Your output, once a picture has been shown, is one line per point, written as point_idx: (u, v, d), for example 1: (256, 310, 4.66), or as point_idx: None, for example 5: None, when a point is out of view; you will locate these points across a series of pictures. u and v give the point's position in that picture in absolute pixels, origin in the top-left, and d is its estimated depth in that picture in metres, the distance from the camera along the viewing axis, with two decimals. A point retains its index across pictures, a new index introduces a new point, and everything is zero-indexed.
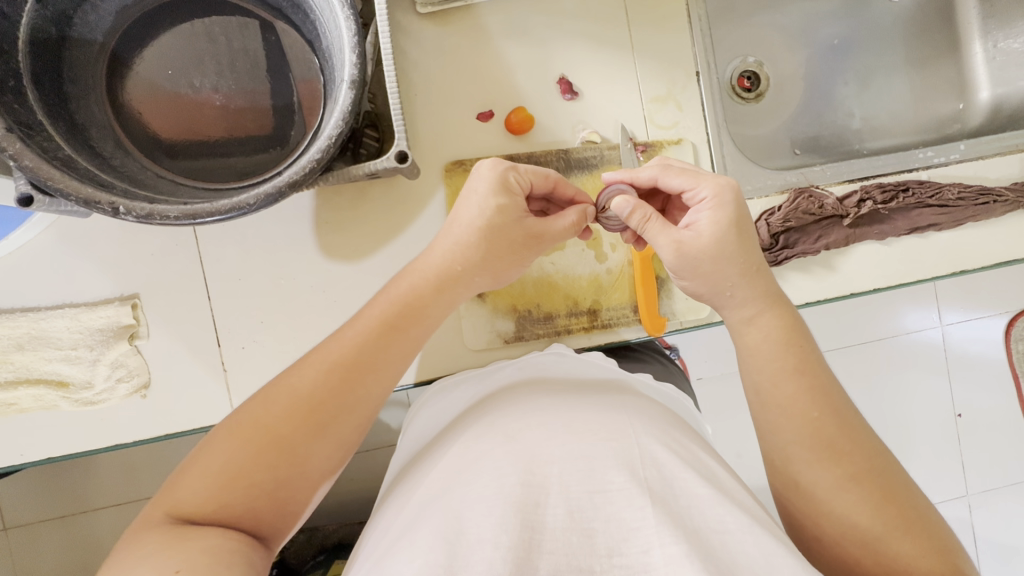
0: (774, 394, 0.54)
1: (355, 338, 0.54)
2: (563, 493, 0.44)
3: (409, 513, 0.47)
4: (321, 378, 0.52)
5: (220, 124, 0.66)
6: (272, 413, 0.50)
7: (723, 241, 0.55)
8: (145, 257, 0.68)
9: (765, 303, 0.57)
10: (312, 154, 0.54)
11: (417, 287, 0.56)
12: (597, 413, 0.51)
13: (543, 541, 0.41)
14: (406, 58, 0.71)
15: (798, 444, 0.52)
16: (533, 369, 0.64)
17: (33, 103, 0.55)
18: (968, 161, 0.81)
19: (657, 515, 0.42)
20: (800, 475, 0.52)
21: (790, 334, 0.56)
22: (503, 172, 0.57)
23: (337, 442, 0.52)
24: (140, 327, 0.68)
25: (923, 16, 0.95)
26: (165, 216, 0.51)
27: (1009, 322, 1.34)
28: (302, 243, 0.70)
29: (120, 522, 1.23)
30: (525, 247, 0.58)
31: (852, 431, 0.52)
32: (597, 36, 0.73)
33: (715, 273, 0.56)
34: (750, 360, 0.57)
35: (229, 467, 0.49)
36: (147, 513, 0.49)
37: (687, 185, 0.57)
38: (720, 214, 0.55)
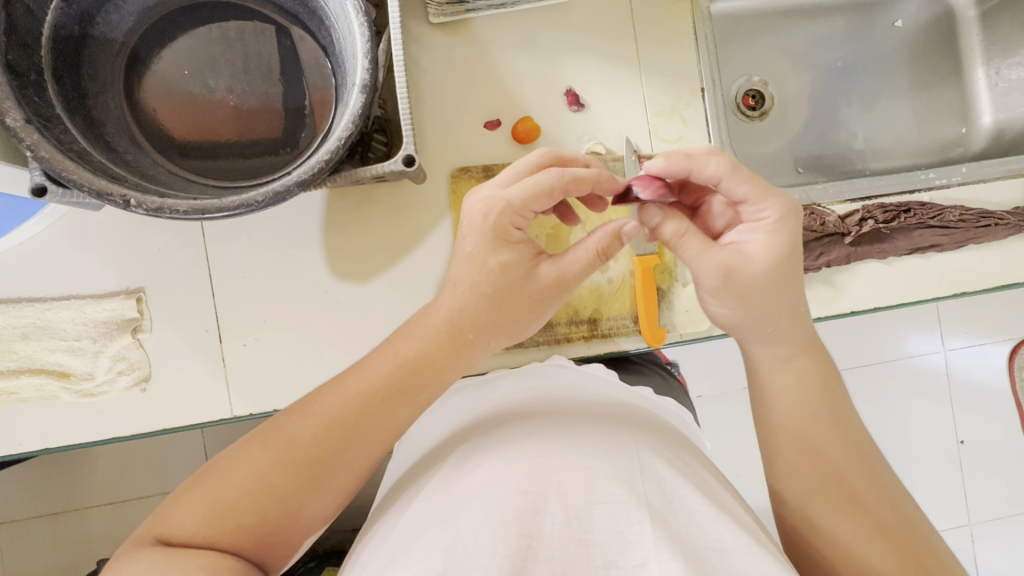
0: (795, 440, 0.54)
1: (357, 396, 0.52)
2: (560, 502, 0.44)
3: (406, 524, 0.47)
4: (320, 433, 0.52)
5: (233, 124, 0.67)
6: (271, 459, 0.51)
7: (776, 268, 0.51)
8: (151, 253, 0.69)
9: (791, 352, 0.54)
10: (322, 154, 0.56)
11: (425, 348, 0.53)
12: (598, 430, 0.51)
13: (540, 549, 0.41)
14: (417, 67, 0.72)
15: (818, 487, 0.52)
16: (538, 387, 0.62)
17: (52, 97, 0.56)
18: (971, 183, 0.81)
19: (655, 530, 0.41)
20: (819, 519, 0.52)
21: (819, 381, 0.55)
22: (496, 220, 0.52)
23: (334, 493, 0.53)
24: (144, 320, 0.68)
25: (927, 41, 0.97)
26: (174, 210, 0.53)
27: (1012, 349, 1.33)
28: (308, 245, 0.71)
29: (113, 523, 1.22)
30: (544, 301, 0.54)
31: (877, 480, 0.52)
32: (605, 50, 0.75)
33: (763, 303, 0.51)
34: (774, 404, 0.55)
35: (225, 503, 0.50)
36: (141, 532, 0.52)
37: (751, 197, 0.51)
38: (776, 239, 0.51)
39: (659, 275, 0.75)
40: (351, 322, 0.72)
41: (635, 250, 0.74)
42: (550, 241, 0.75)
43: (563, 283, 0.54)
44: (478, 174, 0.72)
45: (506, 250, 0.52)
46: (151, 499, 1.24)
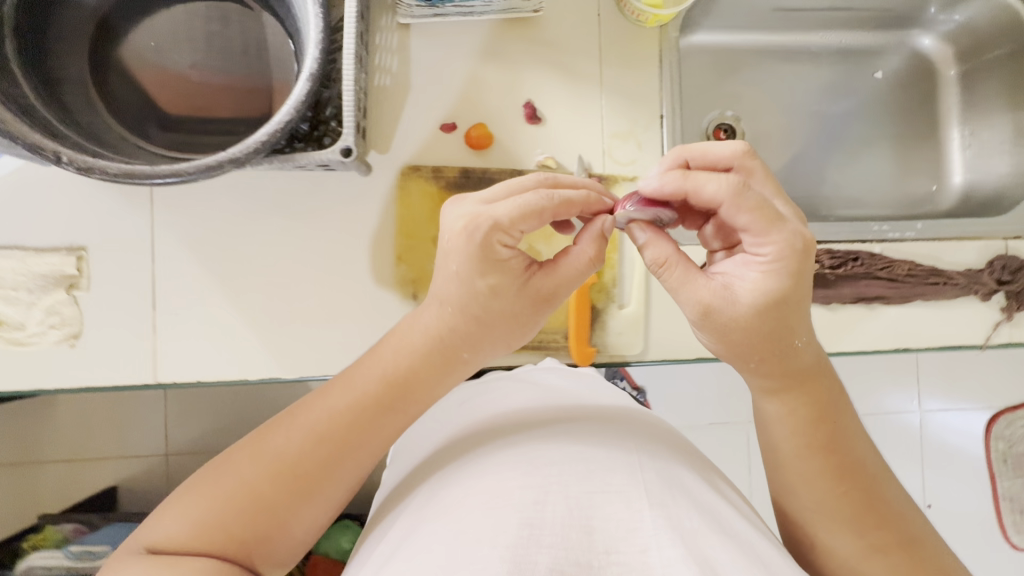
0: (791, 469, 0.51)
1: (346, 410, 0.51)
2: (562, 491, 0.41)
3: (401, 524, 0.45)
4: (306, 445, 0.50)
5: (193, 100, 0.69)
6: (255, 471, 0.49)
7: (763, 310, 0.47)
8: (97, 213, 0.70)
9: (782, 385, 0.51)
10: (258, 135, 0.57)
11: (417, 363, 0.52)
12: (601, 429, 0.49)
13: (541, 536, 0.38)
14: (380, 63, 0.73)
15: (822, 514, 0.50)
16: (538, 389, 0.60)
17: (9, 52, 0.58)
18: (924, 240, 0.80)
19: (655, 516, 0.40)
20: (820, 538, 0.51)
21: (824, 408, 0.51)
22: (487, 237, 0.49)
23: (324, 506, 0.51)
24: (82, 278, 0.70)
25: (907, 95, 0.97)
26: (104, 171, 0.54)
27: (992, 418, 1.32)
28: (254, 223, 0.73)
29: (69, 477, 1.32)
30: (536, 312, 0.53)
31: (883, 503, 0.50)
32: (568, 68, 0.76)
33: (745, 340, 0.48)
34: (772, 420, 0.52)
35: (208, 518, 0.48)
36: (131, 542, 0.50)
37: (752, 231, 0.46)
38: (768, 281, 0.46)
39: (595, 294, 0.75)
40: (286, 306, 0.73)
41: None
42: None
43: (555, 292, 0.53)
44: (428, 173, 0.74)
45: (495, 269, 0.50)
46: (107, 462, 1.33)
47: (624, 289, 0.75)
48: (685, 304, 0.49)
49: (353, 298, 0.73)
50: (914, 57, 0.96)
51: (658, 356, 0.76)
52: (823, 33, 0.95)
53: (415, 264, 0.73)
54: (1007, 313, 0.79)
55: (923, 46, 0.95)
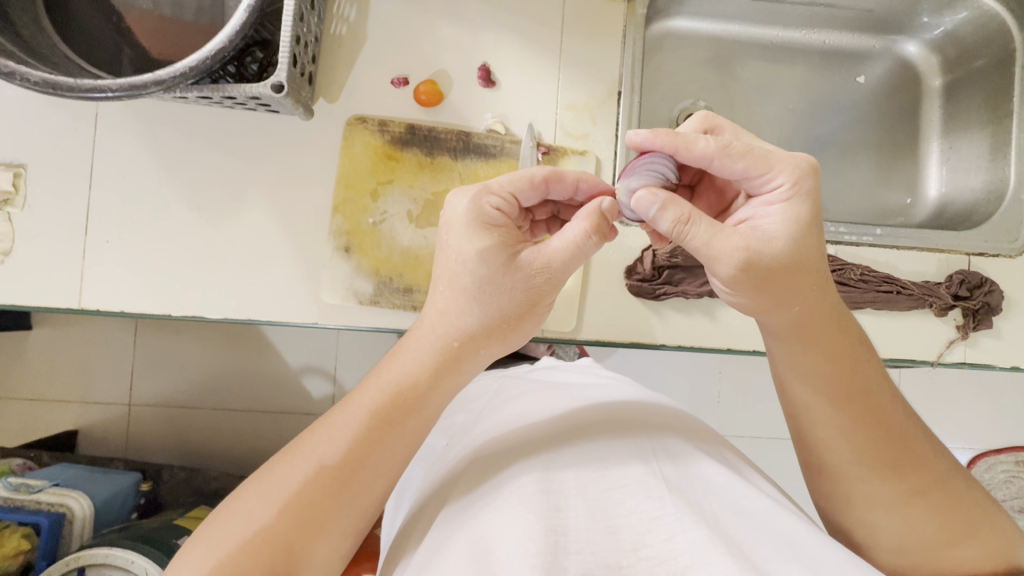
0: (822, 423, 0.54)
1: (345, 432, 0.51)
2: (581, 498, 0.46)
3: (439, 531, 0.48)
4: (312, 476, 0.50)
5: (148, 31, 0.69)
6: (269, 506, 0.50)
7: (798, 242, 0.49)
8: (39, 133, 0.70)
9: (810, 334, 0.52)
10: (188, 61, 0.57)
11: (412, 373, 0.53)
12: (612, 423, 0.54)
13: (569, 543, 0.42)
14: (337, 10, 0.73)
15: (855, 463, 0.53)
16: (551, 386, 0.66)
17: None
18: (883, 247, 0.77)
19: (674, 501, 0.44)
20: (854, 489, 0.54)
21: (848, 353, 0.53)
22: (478, 200, 0.52)
23: (341, 533, 0.52)
24: (17, 197, 0.70)
25: (890, 103, 0.94)
26: (25, 78, 0.54)
27: (971, 458, 1.33)
28: (194, 159, 0.72)
29: (30, 416, 1.33)
30: (539, 300, 0.53)
31: (909, 445, 0.53)
32: (528, 34, 0.74)
33: (783, 286, 0.49)
34: (796, 383, 0.55)
35: (237, 561, 0.48)
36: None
37: (758, 169, 0.50)
38: (792, 208, 0.49)
39: None
40: (218, 245, 0.72)
41: None
42: (427, 207, 0.72)
43: (550, 271, 0.52)
44: (374, 126, 0.72)
45: (490, 235, 0.52)
46: (69, 407, 1.34)
47: None
48: (723, 255, 0.48)
49: (288, 245, 0.72)
50: (899, 64, 0.93)
51: (590, 336, 0.74)
52: (807, 31, 0.92)
53: (350, 216, 0.72)
54: (962, 331, 0.76)
55: (909, 52, 0.93)
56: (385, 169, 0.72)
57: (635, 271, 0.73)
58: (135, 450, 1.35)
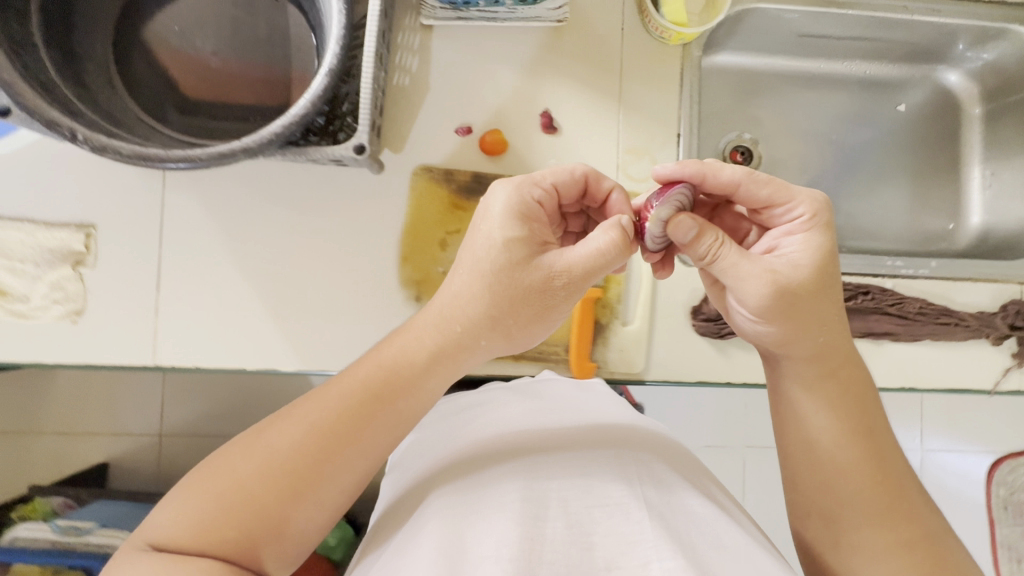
0: (826, 460, 0.53)
1: (337, 404, 0.51)
2: (561, 508, 0.46)
3: (408, 532, 0.47)
4: (299, 441, 0.49)
5: (214, 87, 0.69)
6: (248, 468, 0.48)
7: (823, 269, 0.52)
8: (110, 193, 0.71)
9: (827, 369, 0.54)
10: (273, 127, 0.57)
11: (412, 351, 0.53)
12: (599, 443, 0.52)
13: (543, 552, 0.42)
14: (401, 61, 0.73)
15: (851, 504, 0.52)
16: (535, 393, 0.64)
17: (34, 26, 0.58)
18: (939, 278, 0.79)
19: (655, 528, 0.43)
20: (846, 534, 0.52)
21: (852, 395, 0.55)
22: (525, 192, 0.55)
23: (324, 506, 0.50)
24: (89, 256, 0.70)
25: (930, 129, 0.96)
26: (117, 151, 0.54)
27: (993, 462, 1.36)
28: (261, 213, 0.72)
29: (60, 452, 1.30)
30: (544, 292, 0.53)
31: (906, 498, 0.52)
32: (589, 80, 0.75)
33: (811, 314, 0.52)
34: (802, 416, 0.55)
35: (203, 519, 0.46)
36: (130, 541, 0.49)
37: (780, 197, 0.55)
38: (814, 237, 0.53)
39: (600, 309, 0.74)
40: (289, 298, 0.72)
41: None
42: None
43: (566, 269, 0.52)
44: (440, 176, 0.73)
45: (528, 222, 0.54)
46: (98, 438, 1.31)
47: (628, 306, 0.75)
48: (751, 279, 0.51)
49: (355, 295, 0.73)
50: (939, 92, 0.95)
51: (657, 377, 0.75)
52: (848, 61, 0.94)
53: (419, 266, 0.73)
54: (1018, 360, 0.77)
55: (949, 81, 0.94)
56: (454, 219, 0.73)
57: (701, 311, 0.74)
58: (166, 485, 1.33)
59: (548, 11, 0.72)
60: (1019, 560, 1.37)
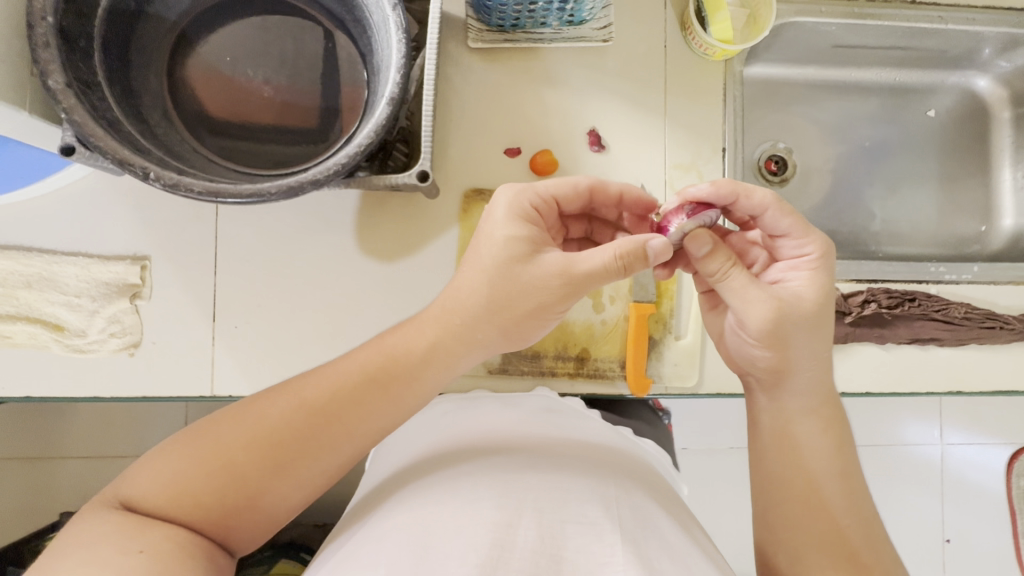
0: (794, 498, 0.56)
1: (334, 384, 0.53)
2: (535, 516, 0.45)
3: (375, 524, 0.47)
4: (292, 415, 0.51)
5: (266, 117, 0.69)
6: (238, 437, 0.51)
7: (823, 304, 0.56)
8: (163, 224, 0.71)
9: (808, 414, 0.58)
10: (339, 158, 0.58)
11: (409, 336, 0.55)
12: (580, 466, 0.52)
13: (510, 560, 0.41)
14: (449, 84, 0.74)
15: (813, 542, 0.54)
16: (525, 408, 0.64)
17: (96, 64, 0.58)
18: (981, 283, 0.80)
19: (625, 554, 0.43)
20: (804, 573, 0.53)
21: (827, 435, 0.57)
22: (525, 195, 0.58)
23: (303, 485, 0.52)
24: (145, 288, 0.70)
25: (959, 134, 0.97)
26: (189, 189, 0.54)
27: (1012, 455, 1.37)
28: (313, 240, 0.73)
29: (88, 474, 1.28)
30: (529, 285, 0.54)
31: (867, 548, 0.54)
32: (634, 98, 0.76)
33: (795, 353, 0.56)
34: (779, 452, 0.58)
35: (184, 481, 0.49)
36: (103, 495, 0.51)
37: (796, 234, 0.57)
38: (818, 276, 0.56)
39: (652, 324, 0.75)
40: (344, 323, 0.72)
41: (633, 295, 0.74)
42: None
43: (555, 270, 0.54)
44: (491, 198, 0.74)
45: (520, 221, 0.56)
46: (124, 461, 1.29)
47: (680, 320, 0.75)
48: (759, 303, 0.55)
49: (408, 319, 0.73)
50: (968, 96, 0.96)
51: (712, 390, 0.76)
52: (878, 69, 0.95)
53: None
54: None
55: (979, 86, 0.95)
56: None
57: None
58: None
59: (594, 31, 0.74)
60: None
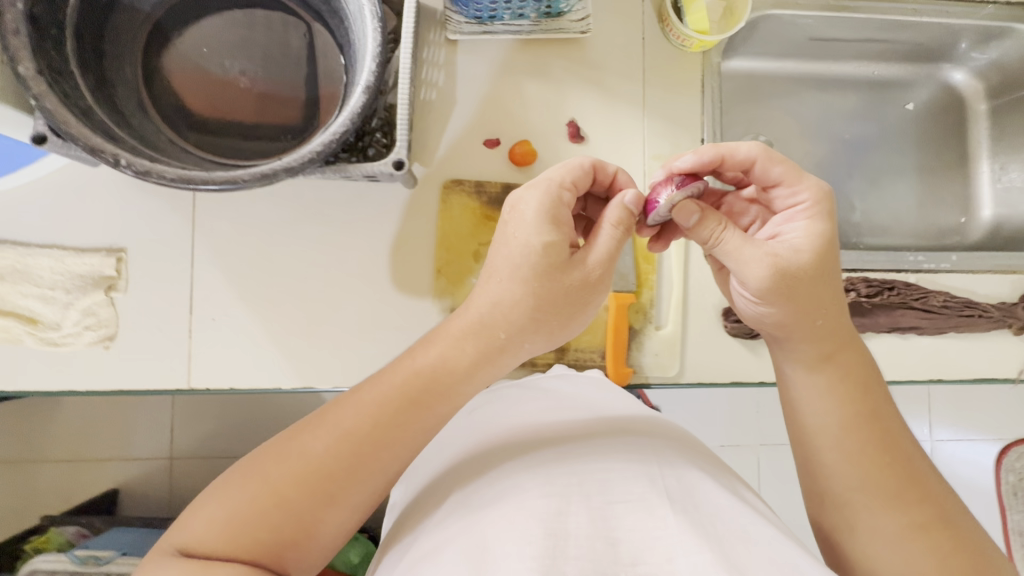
0: (830, 449, 0.54)
1: (370, 409, 0.51)
2: (583, 502, 0.44)
3: (433, 532, 0.46)
4: (334, 446, 0.50)
5: (242, 107, 0.69)
6: (283, 472, 0.49)
7: (824, 252, 0.53)
8: (140, 216, 0.70)
9: (829, 353, 0.55)
10: (314, 146, 0.58)
11: (449, 356, 0.53)
12: (617, 439, 0.51)
13: (567, 547, 0.40)
14: (427, 76, 0.74)
15: (862, 489, 0.52)
16: (551, 393, 0.63)
17: (69, 52, 0.58)
18: (958, 272, 0.80)
19: (678, 523, 0.41)
20: (856, 517, 0.52)
21: (859, 378, 0.55)
22: (557, 192, 0.54)
23: (352, 507, 0.51)
24: (120, 280, 0.69)
25: (936, 127, 0.99)
26: (161, 175, 0.53)
27: (1002, 450, 1.38)
28: (292, 231, 0.72)
29: (71, 478, 1.27)
30: (579, 294, 0.54)
31: (919, 481, 0.52)
32: (612, 89, 0.76)
33: (813, 293, 0.53)
34: (808, 404, 0.56)
35: (239, 521, 0.47)
36: (160, 545, 0.49)
37: (789, 182, 0.56)
38: (818, 225, 0.54)
39: (632, 314, 0.75)
40: (324, 315, 0.72)
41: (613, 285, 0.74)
42: None
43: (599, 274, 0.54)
44: (470, 188, 0.74)
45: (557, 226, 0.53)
46: (108, 464, 1.27)
47: (660, 310, 0.75)
48: (753, 263, 0.52)
49: (388, 311, 0.73)
50: (944, 90, 0.98)
51: (693, 379, 0.76)
52: (856, 63, 0.96)
53: (453, 278, 0.73)
54: None
55: (955, 79, 0.97)
56: (485, 230, 0.74)
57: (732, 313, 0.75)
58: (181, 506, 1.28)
59: (572, 22, 0.74)
60: None
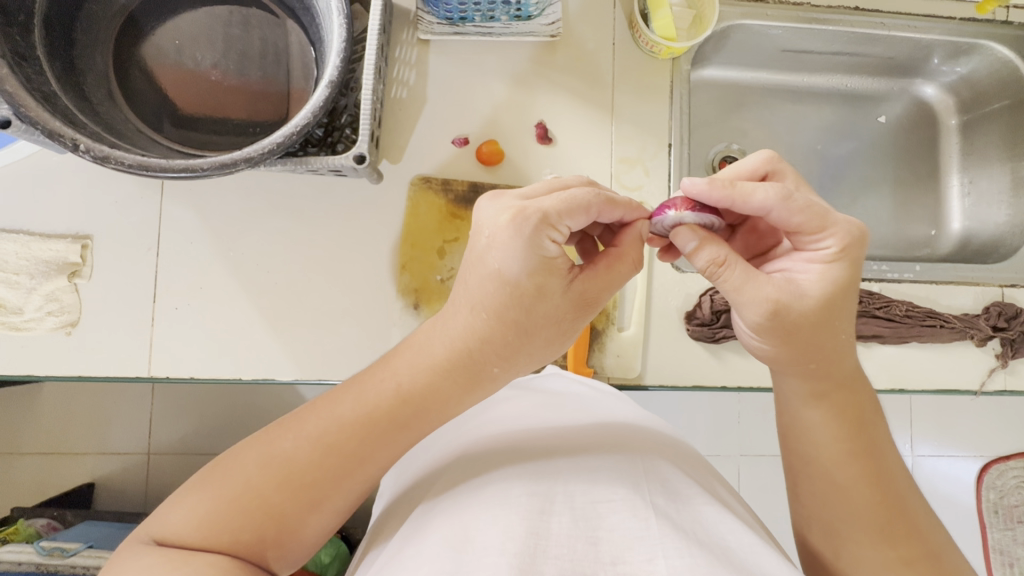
0: (823, 480, 0.51)
1: (353, 422, 0.47)
2: (566, 502, 0.42)
3: (412, 526, 0.44)
4: (316, 455, 0.46)
5: (212, 99, 0.70)
6: (262, 473, 0.46)
7: (834, 296, 0.49)
8: (107, 204, 0.71)
9: (828, 388, 0.52)
10: (274, 137, 0.58)
11: (442, 371, 0.49)
12: (605, 449, 0.48)
13: (548, 546, 0.38)
14: (399, 74, 0.75)
15: (853, 523, 0.49)
16: (540, 396, 0.60)
17: (37, 40, 0.59)
18: (922, 282, 0.81)
19: (661, 527, 0.39)
20: (843, 549, 0.50)
21: (857, 411, 0.52)
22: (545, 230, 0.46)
23: (332, 512, 0.48)
24: (84, 267, 0.70)
25: (908, 141, 1.00)
26: (120, 161, 0.54)
27: (983, 466, 1.37)
28: (258, 223, 0.73)
29: (47, 471, 1.26)
30: (575, 312, 0.51)
31: (910, 515, 0.49)
32: (581, 93, 0.77)
33: (822, 333, 0.50)
34: (805, 432, 0.52)
35: (215, 520, 0.44)
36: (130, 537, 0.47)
37: (811, 227, 0.49)
38: (830, 270, 0.49)
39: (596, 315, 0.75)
40: (287, 307, 0.72)
41: None
42: None
43: (592, 295, 0.51)
44: (437, 186, 0.75)
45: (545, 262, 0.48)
46: (83, 458, 1.27)
47: (623, 312, 0.76)
48: (754, 302, 0.49)
49: (352, 304, 0.73)
50: (916, 104, 0.99)
51: (654, 382, 0.76)
52: (829, 75, 0.97)
53: (417, 274, 0.74)
54: (1002, 360, 0.79)
55: (926, 93, 0.98)
56: (451, 228, 0.74)
57: (694, 316, 0.76)
58: (155, 502, 1.27)
59: (542, 26, 0.75)
60: (1012, 564, 1.38)
